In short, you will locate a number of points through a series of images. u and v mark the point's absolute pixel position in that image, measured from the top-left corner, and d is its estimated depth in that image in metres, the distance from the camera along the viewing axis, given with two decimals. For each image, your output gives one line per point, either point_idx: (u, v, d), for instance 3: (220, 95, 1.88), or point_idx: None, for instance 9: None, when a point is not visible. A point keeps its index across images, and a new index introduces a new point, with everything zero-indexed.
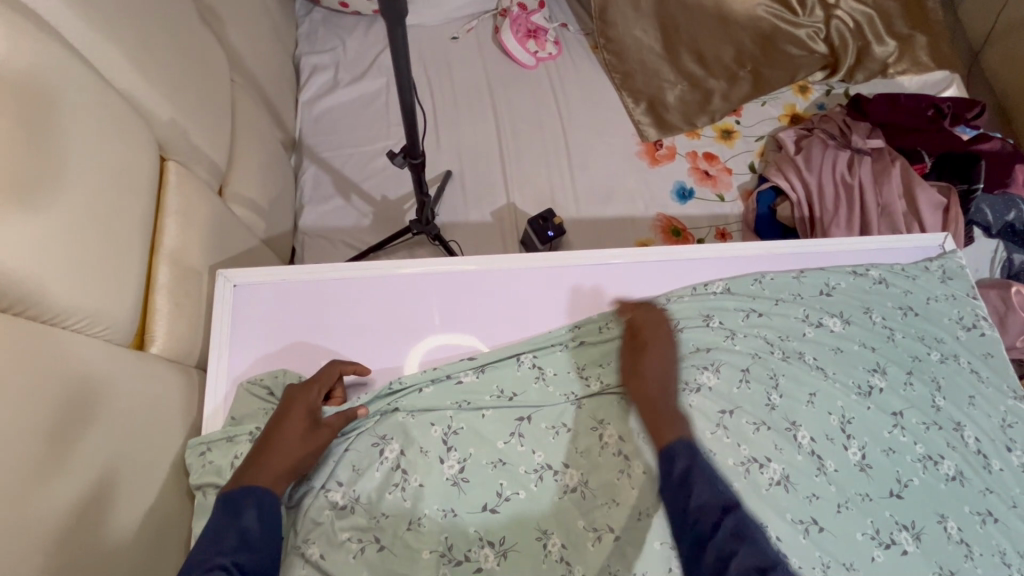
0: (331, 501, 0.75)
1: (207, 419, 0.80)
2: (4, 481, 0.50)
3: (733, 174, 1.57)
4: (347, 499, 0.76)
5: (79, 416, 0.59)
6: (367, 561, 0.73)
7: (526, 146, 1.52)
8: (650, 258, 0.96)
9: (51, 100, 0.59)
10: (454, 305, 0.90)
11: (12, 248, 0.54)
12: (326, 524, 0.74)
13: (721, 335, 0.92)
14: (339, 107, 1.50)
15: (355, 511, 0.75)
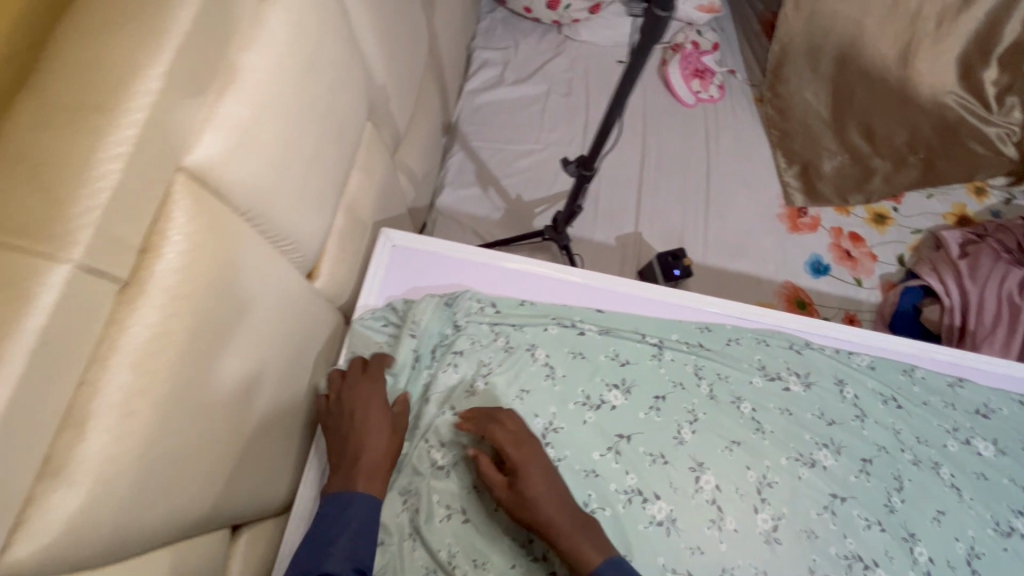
0: (432, 458, 0.76)
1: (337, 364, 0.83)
2: (212, 373, 0.50)
3: (878, 261, 1.46)
4: (446, 461, 0.76)
5: (263, 331, 0.59)
6: (450, 529, 0.73)
7: (666, 180, 1.51)
8: (769, 320, 0.90)
9: (317, 32, 0.61)
10: (570, 303, 0.88)
11: (266, 154, 0.55)
12: (424, 479, 0.75)
13: (852, 415, 0.85)
14: (498, 103, 1.57)
15: (449, 476, 0.75)
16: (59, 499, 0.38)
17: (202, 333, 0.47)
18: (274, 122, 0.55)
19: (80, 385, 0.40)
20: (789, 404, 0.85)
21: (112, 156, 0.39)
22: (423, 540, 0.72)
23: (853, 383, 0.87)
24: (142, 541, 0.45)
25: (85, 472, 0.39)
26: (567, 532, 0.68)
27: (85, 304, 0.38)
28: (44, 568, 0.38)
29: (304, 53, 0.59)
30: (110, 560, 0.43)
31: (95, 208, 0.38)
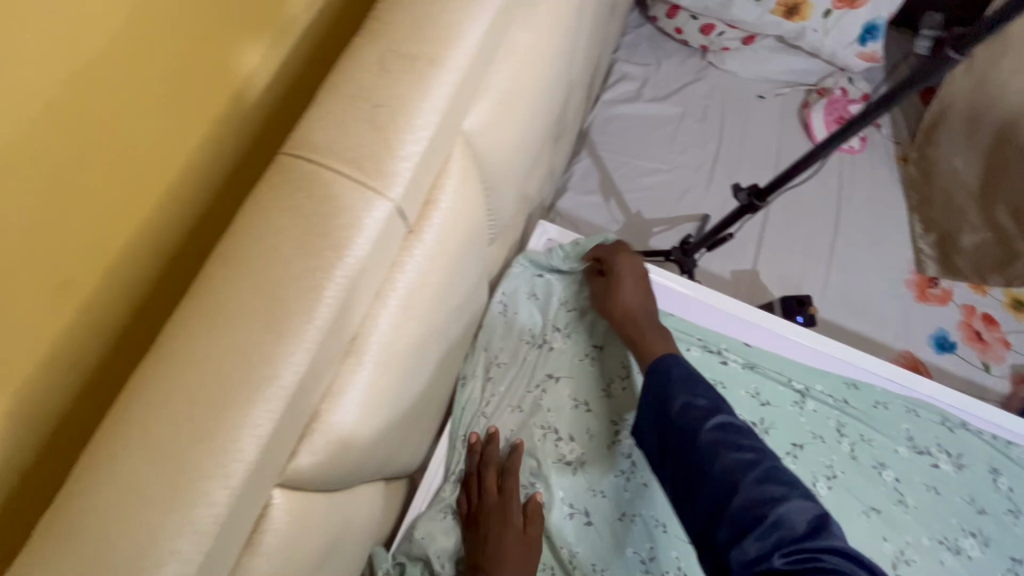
0: (559, 452, 0.76)
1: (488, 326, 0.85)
2: (438, 329, 0.52)
3: (1011, 349, 1.37)
4: (573, 457, 0.76)
5: (468, 296, 0.61)
6: (572, 527, 0.73)
7: (792, 224, 1.47)
8: (925, 386, 0.84)
9: (564, 25, 0.62)
10: (718, 328, 0.86)
11: (512, 132, 0.56)
12: (549, 471, 0.74)
13: (1004, 509, 0.79)
14: (632, 117, 1.57)
15: (576, 475, 0.75)
16: (336, 416, 0.40)
17: (443, 291, 0.50)
18: (524, 103, 0.57)
19: (365, 317, 0.42)
20: (936, 482, 0.79)
21: (432, 109, 0.41)
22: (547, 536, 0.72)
23: (1008, 474, 0.81)
24: (357, 473, 0.47)
25: (355, 397, 0.41)
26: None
27: (389, 242, 0.40)
28: (307, 479, 0.40)
29: (555, 39, 0.61)
30: (340, 484, 0.45)
31: (415, 157, 0.40)
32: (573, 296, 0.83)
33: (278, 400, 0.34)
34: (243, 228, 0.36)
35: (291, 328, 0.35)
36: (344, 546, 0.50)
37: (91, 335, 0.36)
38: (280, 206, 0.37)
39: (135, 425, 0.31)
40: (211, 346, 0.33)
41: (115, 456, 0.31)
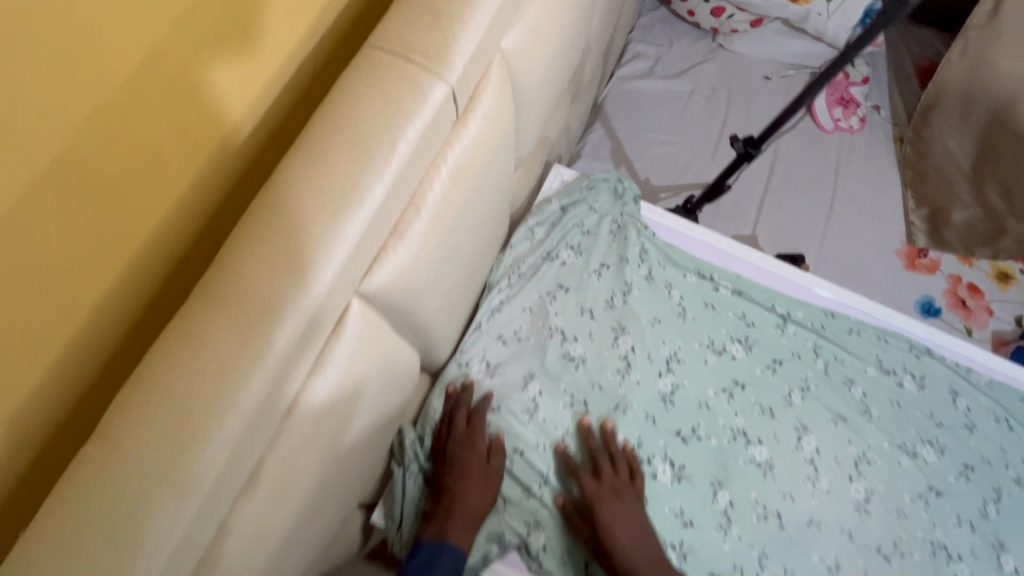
0: (565, 351, 0.88)
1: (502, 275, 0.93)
2: (472, 215, 0.64)
3: (993, 316, 1.46)
4: (577, 355, 0.88)
5: (495, 201, 0.72)
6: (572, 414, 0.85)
7: (790, 195, 1.57)
8: (894, 319, 0.95)
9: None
10: (711, 261, 0.98)
11: (538, 58, 0.67)
12: (554, 366, 0.87)
13: (960, 423, 0.88)
14: (644, 93, 1.67)
15: (578, 370, 0.87)
16: (395, 249, 0.51)
17: (479, 179, 0.62)
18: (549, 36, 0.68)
19: (422, 179, 0.53)
20: (900, 397, 0.89)
21: (478, 19, 0.53)
22: (547, 420, 0.84)
23: (967, 396, 0.90)
24: (407, 320, 0.58)
25: (413, 240, 0.52)
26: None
27: (443, 120, 0.52)
28: (378, 299, 0.51)
29: None
30: (397, 320, 0.58)
31: (465, 54, 0.52)
32: (590, 222, 0.97)
33: (364, 217, 0.46)
34: (336, 95, 0.48)
35: (375, 165, 0.47)
36: (392, 386, 0.61)
37: (176, 237, 0.43)
38: (364, 80, 0.49)
39: (263, 220, 0.43)
40: (315, 172, 0.45)
41: (248, 240, 0.43)
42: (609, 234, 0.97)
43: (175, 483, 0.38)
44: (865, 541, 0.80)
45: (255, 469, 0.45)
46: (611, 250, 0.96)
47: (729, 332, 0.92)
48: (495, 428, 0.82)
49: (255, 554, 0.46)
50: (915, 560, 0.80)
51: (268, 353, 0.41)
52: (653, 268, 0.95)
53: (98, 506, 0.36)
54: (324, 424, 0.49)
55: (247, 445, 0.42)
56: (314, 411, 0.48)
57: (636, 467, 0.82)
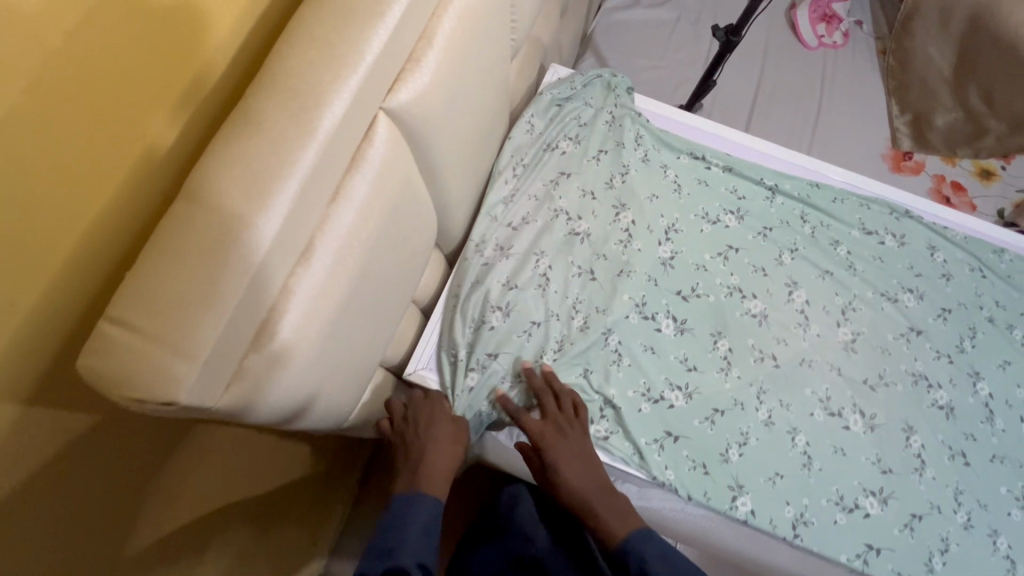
0: (569, 228, 0.93)
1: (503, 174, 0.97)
2: (476, 70, 0.70)
3: (976, 211, 1.52)
4: (581, 231, 0.93)
5: (495, 71, 0.78)
6: (579, 282, 0.90)
7: (777, 111, 1.62)
8: (874, 188, 1.02)
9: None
10: (703, 145, 1.04)
11: None
12: (560, 241, 0.92)
13: (938, 273, 0.95)
14: (632, 22, 1.72)
15: (583, 244, 0.93)
16: (416, 74, 0.58)
17: (481, 33, 0.68)
18: None
19: (434, 16, 0.60)
20: (882, 253, 0.96)
21: None
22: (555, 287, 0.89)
23: (944, 250, 0.97)
24: (423, 154, 0.65)
25: (430, 68, 0.59)
26: (598, 513, 0.75)
27: None
28: (402, 116, 0.57)
29: None
30: (418, 155, 0.64)
31: None
32: (585, 114, 1.02)
33: (388, 26, 0.52)
34: None
35: None
36: (417, 225, 0.68)
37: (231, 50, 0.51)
38: None
39: (301, 26, 0.49)
40: None
41: (291, 40, 0.49)
42: (604, 122, 1.01)
43: (248, 225, 0.44)
44: (852, 375, 0.88)
45: (307, 247, 0.51)
46: (607, 138, 1.00)
47: (722, 205, 0.98)
48: (509, 305, 0.86)
49: (312, 334, 0.52)
50: (899, 388, 0.87)
51: (316, 129, 0.47)
52: (648, 151, 1.01)
53: (183, 238, 0.42)
54: (367, 223, 0.56)
55: (302, 208, 0.48)
56: (354, 209, 0.54)
57: (641, 323, 0.89)
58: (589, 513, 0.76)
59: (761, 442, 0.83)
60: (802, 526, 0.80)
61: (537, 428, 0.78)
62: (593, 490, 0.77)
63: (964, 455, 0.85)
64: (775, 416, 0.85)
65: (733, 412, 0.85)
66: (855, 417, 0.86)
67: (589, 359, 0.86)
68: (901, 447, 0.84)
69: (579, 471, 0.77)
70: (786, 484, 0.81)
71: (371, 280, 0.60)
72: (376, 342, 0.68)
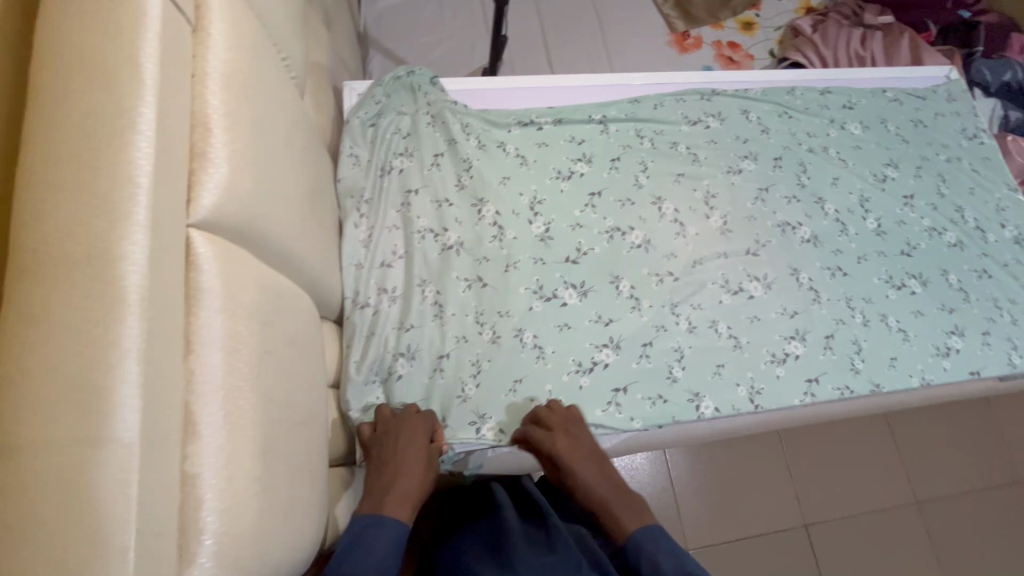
0: (440, 244, 0.91)
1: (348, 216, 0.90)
2: (271, 134, 0.61)
3: (755, 60, 1.71)
4: (451, 242, 0.91)
5: (292, 123, 0.70)
6: (473, 293, 0.89)
7: (566, 38, 1.68)
8: (681, 80, 1.09)
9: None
10: (524, 107, 1.04)
11: None
12: (440, 265, 0.90)
13: (758, 131, 1.06)
14: (398, 5, 1.65)
15: (460, 254, 0.91)
16: (209, 172, 0.49)
17: (257, 91, 0.59)
18: None
19: (193, 97, 0.50)
20: (712, 136, 1.05)
21: None
22: (452, 313, 0.87)
23: (754, 109, 1.08)
24: (259, 249, 0.56)
25: (219, 156, 0.50)
26: (616, 514, 0.71)
27: (178, 30, 0.49)
28: (215, 225, 0.49)
29: None
30: (253, 251, 0.56)
31: None
32: (404, 123, 0.98)
33: (148, 138, 0.42)
34: (50, 54, 0.43)
35: (128, 86, 0.43)
36: (293, 322, 0.60)
37: None
38: (71, 24, 0.44)
39: (50, 192, 0.39)
40: (74, 126, 0.41)
41: (43, 206, 0.39)
42: (424, 127, 0.98)
43: (100, 446, 0.35)
44: (735, 251, 0.97)
45: (186, 418, 0.42)
46: (437, 138, 0.97)
47: (568, 159, 1.00)
48: (412, 349, 0.84)
49: (248, 505, 0.44)
50: (774, 242, 0.98)
51: (124, 291, 0.38)
52: (478, 133, 0.99)
53: (39, 496, 0.34)
54: (238, 357, 0.47)
55: (158, 384, 0.39)
56: (218, 347, 0.45)
57: (546, 305, 0.90)
58: (603, 514, 0.72)
59: (695, 349, 0.90)
60: (757, 396, 0.88)
61: (546, 438, 0.76)
62: (611, 493, 0.73)
63: (840, 270, 0.98)
64: (694, 320, 0.92)
65: (661, 337, 0.90)
66: (754, 284, 0.95)
67: (513, 367, 0.86)
68: (797, 288, 0.95)
69: (596, 475, 0.75)
70: (729, 369, 0.89)
71: (276, 407, 0.51)
72: (317, 458, 0.61)
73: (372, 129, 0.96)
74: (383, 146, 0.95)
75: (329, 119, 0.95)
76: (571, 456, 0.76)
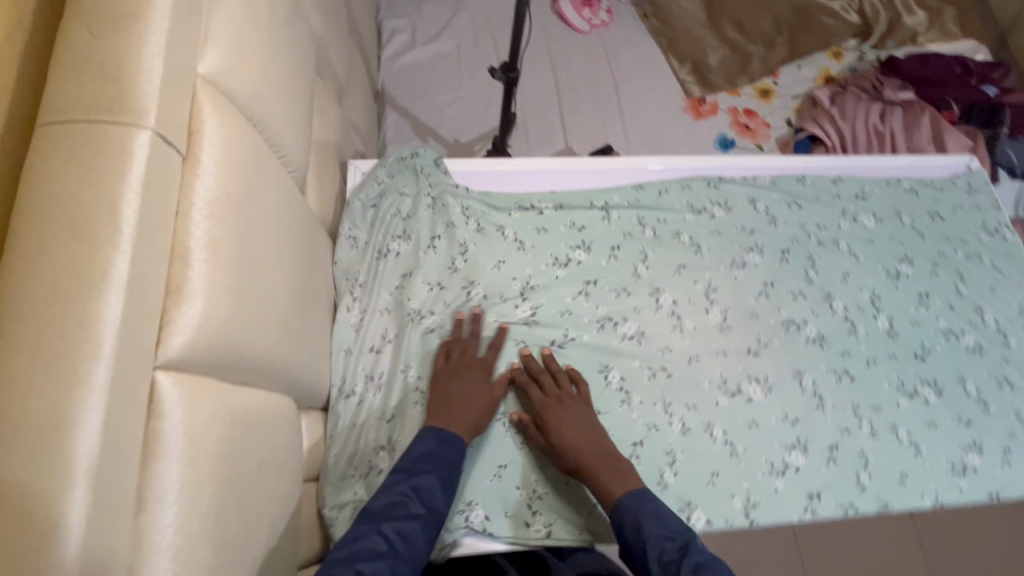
0: (427, 328, 0.90)
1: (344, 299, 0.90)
2: (260, 247, 0.62)
3: (771, 128, 1.69)
4: (437, 326, 0.91)
5: (286, 222, 0.70)
6: None
7: (581, 100, 1.69)
8: (687, 165, 1.07)
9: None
10: (527, 190, 1.04)
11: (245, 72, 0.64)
12: (425, 350, 0.89)
13: (766, 221, 1.04)
14: (416, 63, 1.69)
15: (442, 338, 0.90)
16: (184, 309, 0.49)
17: (245, 207, 0.59)
18: (253, 53, 0.66)
19: (175, 229, 0.51)
20: (718, 226, 1.03)
21: (151, 53, 0.50)
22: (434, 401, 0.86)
23: (762, 198, 1.06)
24: (236, 370, 0.56)
25: (196, 290, 0.50)
26: (599, 475, 0.76)
27: (165, 166, 0.50)
28: (185, 362, 0.49)
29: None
30: (228, 374, 0.55)
31: (151, 94, 0.49)
32: (407, 204, 0.99)
33: (118, 289, 0.43)
34: (32, 198, 0.44)
35: (103, 237, 0.43)
36: (263, 440, 0.59)
37: None
38: (57, 167, 0.45)
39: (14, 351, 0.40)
40: (46, 278, 0.42)
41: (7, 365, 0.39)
42: (424, 209, 0.98)
43: None
44: (736, 350, 0.94)
45: None
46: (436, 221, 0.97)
47: (563, 244, 0.99)
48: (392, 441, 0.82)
49: None
50: (776, 342, 0.95)
51: (75, 461, 0.38)
52: (477, 215, 0.99)
53: None
54: (195, 503, 0.46)
55: (100, 555, 0.38)
56: (173, 498, 0.44)
57: (528, 389, 0.88)
58: (591, 477, 0.77)
59: (689, 454, 0.86)
60: (754, 510, 0.84)
61: (540, 402, 0.83)
62: (594, 458, 0.78)
63: (848, 373, 0.94)
64: (688, 421, 0.88)
65: (651, 438, 0.86)
66: (754, 386, 0.91)
67: (495, 454, 0.84)
68: (799, 392, 0.91)
69: (581, 435, 0.81)
70: (725, 479, 0.85)
71: (234, 543, 0.50)
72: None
73: (375, 210, 0.97)
74: (384, 229, 0.96)
75: (332, 199, 0.96)
76: (560, 414, 0.82)
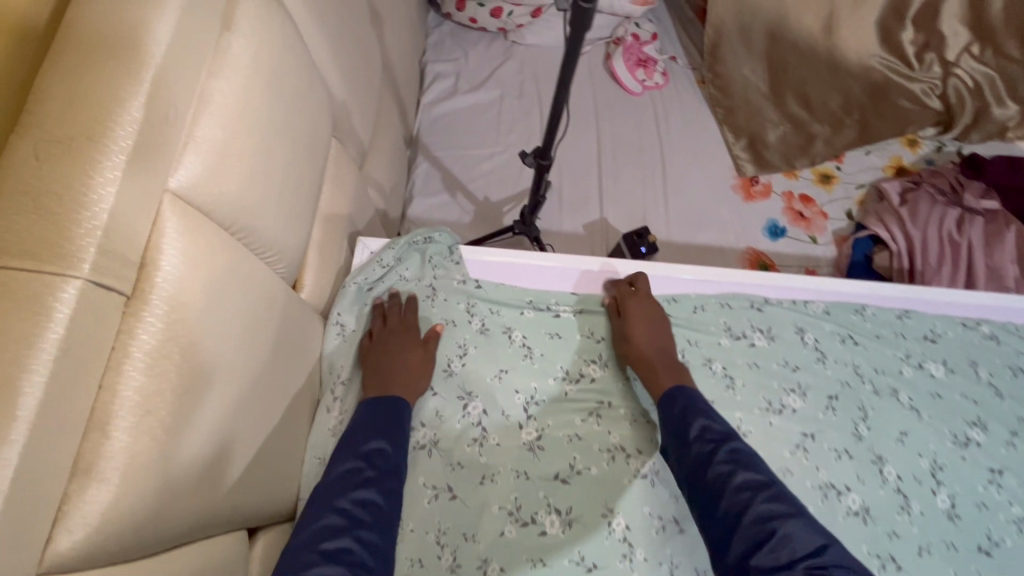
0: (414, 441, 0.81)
1: (324, 401, 0.82)
2: (223, 388, 0.54)
3: (829, 219, 1.54)
4: (426, 440, 0.82)
5: (263, 338, 0.62)
6: (438, 506, 0.78)
7: (623, 167, 1.59)
8: (731, 280, 0.93)
9: (281, 49, 0.63)
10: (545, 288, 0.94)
11: (234, 183, 0.56)
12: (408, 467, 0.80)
13: (812, 358, 0.91)
14: (455, 111, 1.63)
15: (432, 455, 0.81)
16: (90, 494, 0.42)
17: (206, 347, 0.51)
18: (251, 156, 0.58)
19: (101, 390, 0.44)
20: (755, 357, 0.90)
21: (107, 182, 0.44)
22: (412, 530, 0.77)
23: (811, 328, 0.93)
24: (160, 542, 0.48)
25: (112, 469, 0.43)
26: (657, 372, 0.83)
27: (97, 321, 0.43)
28: (82, 555, 0.41)
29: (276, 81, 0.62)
30: (150, 548, 0.47)
31: (91, 239, 0.42)
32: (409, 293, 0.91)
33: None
34: None
35: None
36: None
37: None
38: None
39: None
40: None
41: None
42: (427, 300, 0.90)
43: None
44: None
45: None
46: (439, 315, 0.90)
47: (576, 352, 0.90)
48: None
49: None
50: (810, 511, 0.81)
51: None
52: (484, 312, 0.90)
53: None
54: None
55: None
56: None
57: (521, 532, 0.77)
58: (650, 370, 0.83)
59: None
60: None
61: (630, 293, 0.89)
62: (657, 355, 0.84)
63: (895, 560, 0.79)
64: None
65: None
66: None
67: None
68: None
69: (650, 336, 0.85)
70: None
71: None
72: None
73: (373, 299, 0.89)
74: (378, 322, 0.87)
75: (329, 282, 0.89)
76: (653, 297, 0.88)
